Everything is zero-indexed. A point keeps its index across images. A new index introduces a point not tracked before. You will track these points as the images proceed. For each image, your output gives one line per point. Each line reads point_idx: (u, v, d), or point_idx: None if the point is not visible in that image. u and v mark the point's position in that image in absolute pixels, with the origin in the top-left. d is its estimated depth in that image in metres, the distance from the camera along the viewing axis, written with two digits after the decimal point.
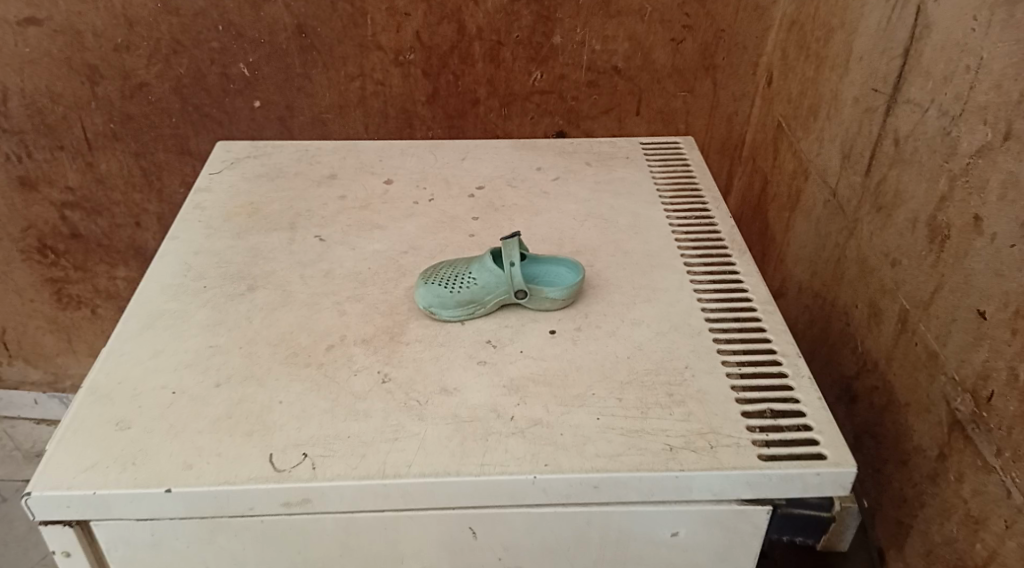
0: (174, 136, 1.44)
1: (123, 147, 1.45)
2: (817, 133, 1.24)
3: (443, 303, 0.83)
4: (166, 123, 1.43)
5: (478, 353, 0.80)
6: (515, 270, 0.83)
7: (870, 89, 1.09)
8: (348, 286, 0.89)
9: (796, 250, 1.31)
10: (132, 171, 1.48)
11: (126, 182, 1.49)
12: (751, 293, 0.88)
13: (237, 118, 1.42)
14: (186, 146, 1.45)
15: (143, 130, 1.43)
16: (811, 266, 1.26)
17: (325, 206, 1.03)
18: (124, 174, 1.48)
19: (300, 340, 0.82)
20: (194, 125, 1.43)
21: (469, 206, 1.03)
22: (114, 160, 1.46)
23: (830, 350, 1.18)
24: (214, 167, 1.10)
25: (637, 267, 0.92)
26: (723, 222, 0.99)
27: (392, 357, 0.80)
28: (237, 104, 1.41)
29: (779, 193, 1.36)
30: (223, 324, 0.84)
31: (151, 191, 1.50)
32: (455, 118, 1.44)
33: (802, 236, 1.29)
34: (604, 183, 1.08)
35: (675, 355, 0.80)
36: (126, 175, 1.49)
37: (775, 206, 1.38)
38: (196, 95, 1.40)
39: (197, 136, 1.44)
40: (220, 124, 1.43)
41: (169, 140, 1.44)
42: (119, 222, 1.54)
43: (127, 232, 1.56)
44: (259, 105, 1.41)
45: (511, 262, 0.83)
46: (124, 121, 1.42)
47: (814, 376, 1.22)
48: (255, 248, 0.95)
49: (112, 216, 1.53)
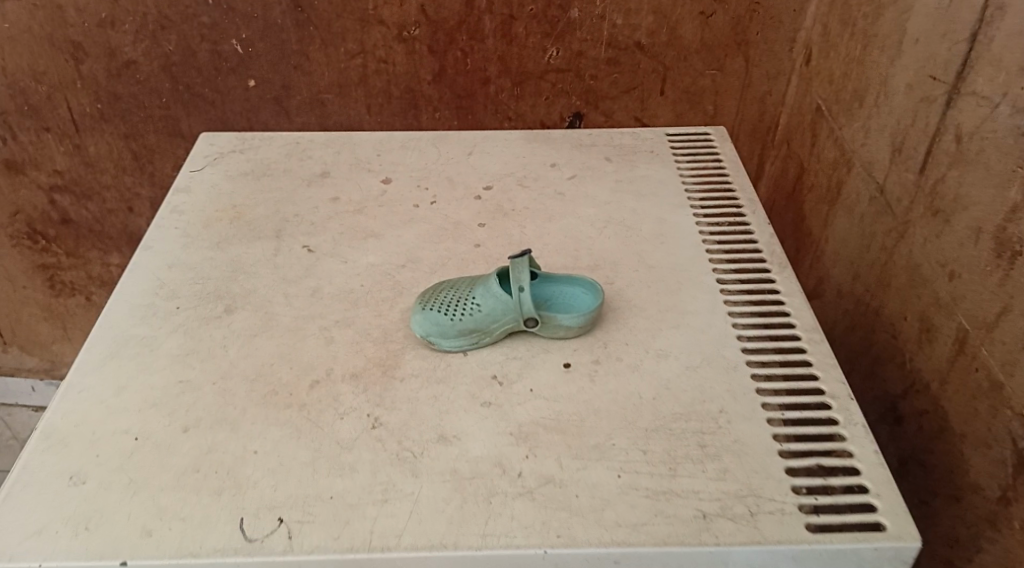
0: (165, 118, 1.33)
1: (111, 130, 1.35)
2: (863, 121, 1.11)
3: (443, 332, 0.73)
4: (155, 104, 1.32)
5: (481, 392, 0.70)
6: (524, 296, 0.73)
7: (927, 75, 0.97)
8: (337, 307, 0.79)
9: (834, 248, 1.19)
10: (122, 155, 1.38)
11: (117, 166, 1.39)
12: (794, 318, 0.78)
13: (231, 98, 1.31)
14: (177, 130, 1.35)
15: (131, 112, 1.33)
16: (852, 267, 1.15)
17: (316, 210, 0.93)
18: (114, 158, 1.38)
19: (282, 375, 0.72)
20: (186, 106, 1.32)
21: (475, 210, 0.93)
22: (102, 143, 1.36)
23: (873, 363, 1.07)
24: (195, 164, 1.00)
25: (664, 285, 0.82)
26: (760, 231, 0.88)
27: (383, 396, 0.70)
28: (231, 83, 1.30)
29: (817, 183, 1.24)
30: (196, 354, 0.75)
31: (142, 177, 1.40)
32: (464, 98, 1.32)
33: (842, 234, 1.17)
34: (626, 182, 0.97)
35: (708, 396, 0.70)
36: (116, 159, 1.38)
37: (812, 197, 1.26)
38: (187, 75, 1.29)
39: (188, 118, 1.33)
40: (213, 105, 1.32)
41: (159, 121, 1.34)
42: (110, 207, 1.45)
43: (119, 218, 1.46)
44: (253, 84, 1.30)
45: (520, 287, 0.73)
46: (111, 102, 1.32)
47: (853, 390, 1.11)
48: (235, 260, 0.85)
49: (102, 201, 1.44)
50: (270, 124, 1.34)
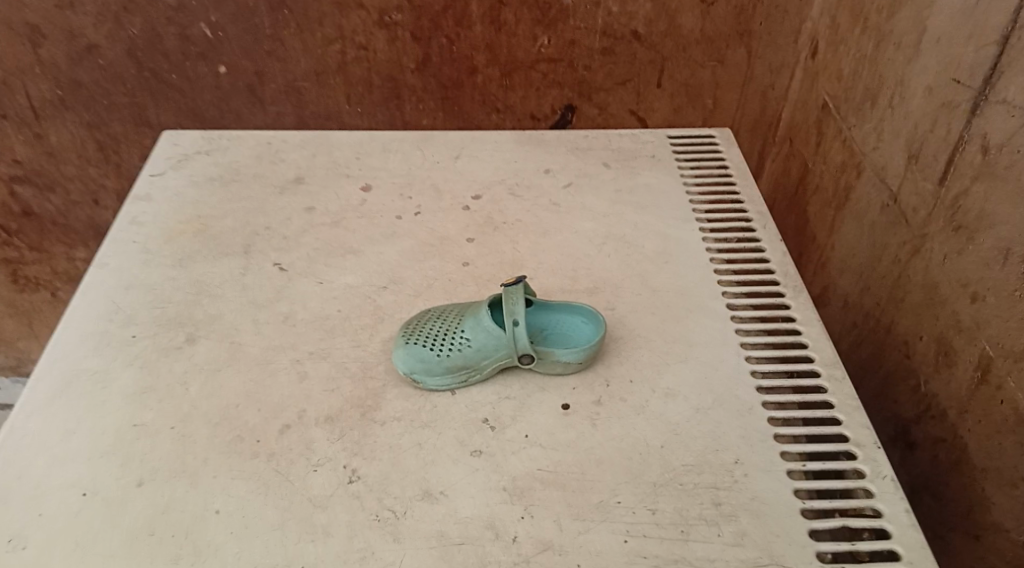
0: (131, 106, 1.21)
1: (72, 119, 1.22)
2: (875, 123, 1.02)
3: (429, 369, 0.66)
4: (117, 92, 1.20)
5: (470, 439, 0.63)
6: (519, 330, 0.66)
7: (950, 77, 0.89)
8: (311, 337, 0.72)
9: (839, 258, 1.11)
10: (87, 145, 1.25)
11: (81, 157, 1.27)
12: (812, 352, 0.71)
13: (200, 86, 1.18)
14: (143, 119, 1.23)
15: (93, 100, 1.20)
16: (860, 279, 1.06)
17: (289, 222, 0.85)
18: (78, 148, 1.26)
19: (248, 418, 0.65)
20: (153, 94, 1.20)
21: (463, 223, 0.85)
22: (62, 132, 1.24)
23: (883, 382, 1.01)
24: (156, 167, 0.92)
25: (669, 312, 0.75)
26: (772, 249, 0.81)
27: (362, 443, 0.63)
28: (200, 69, 1.17)
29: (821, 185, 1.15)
30: (153, 392, 0.67)
31: (107, 169, 1.27)
32: (450, 89, 1.20)
33: (851, 242, 1.08)
34: (626, 192, 0.90)
35: (721, 444, 0.64)
36: (80, 149, 1.26)
37: (817, 200, 1.16)
38: (153, 60, 1.16)
39: (156, 106, 1.21)
40: (182, 92, 1.19)
41: (125, 110, 1.21)
42: (74, 200, 1.32)
43: (84, 210, 1.34)
44: (225, 71, 1.17)
45: (514, 321, 0.66)
46: (71, 89, 1.19)
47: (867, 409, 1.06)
48: (199, 281, 0.77)
49: (65, 193, 1.32)
50: (243, 114, 1.22)
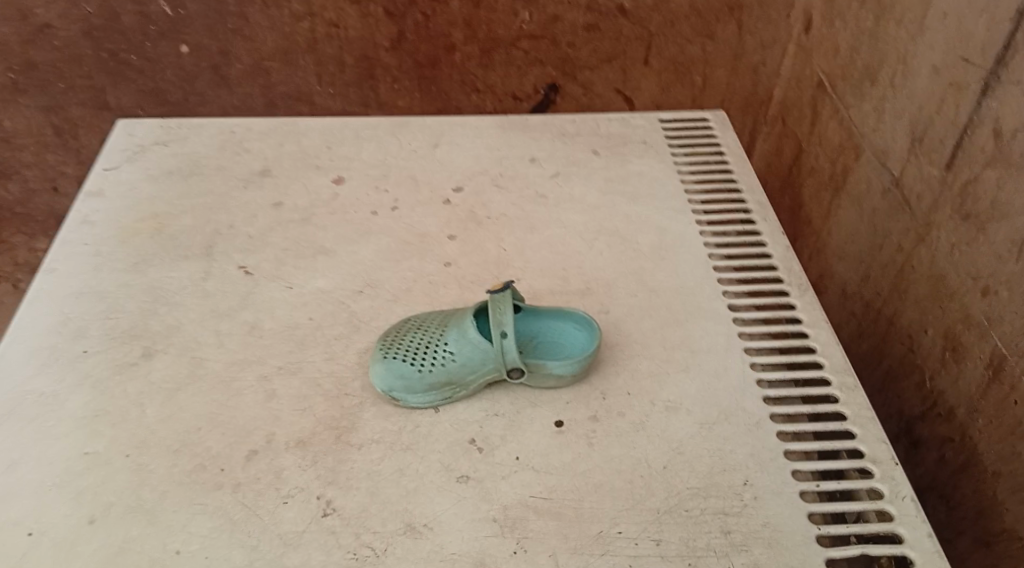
0: (90, 89, 1.08)
1: (27, 103, 1.10)
2: (876, 102, 0.89)
3: (410, 387, 0.61)
4: (74, 75, 1.07)
5: (457, 464, 0.58)
6: (508, 343, 0.60)
7: (959, 57, 0.77)
8: (280, 349, 0.66)
9: (835, 245, 0.99)
10: (43, 129, 1.12)
11: (38, 142, 1.14)
12: (822, 358, 0.66)
13: (162, 67, 1.05)
14: (101, 104, 1.09)
15: (49, 83, 1.08)
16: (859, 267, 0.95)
17: (254, 220, 0.78)
18: (34, 133, 1.13)
19: (211, 443, 0.59)
20: (112, 76, 1.07)
21: (444, 218, 0.79)
22: (20, 120, 1.11)
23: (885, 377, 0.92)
24: (110, 159, 0.85)
25: (668, 315, 0.69)
26: (775, 243, 0.76)
27: (337, 470, 0.58)
28: (162, 49, 1.04)
29: (815, 168, 1.02)
30: (106, 417, 0.61)
31: (67, 156, 1.15)
32: (426, 68, 1.07)
33: (848, 230, 0.97)
34: (617, 182, 0.84)
35: (728, 463, 0.59)
36: (36, 134, 1.13)
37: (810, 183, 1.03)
38: (111, 40, 1.03)
39: (116, 89, 1.08)
40: (142, 74, 1.06)
41: (83, 93, 1.08)
42: (33, 187, 1.19)
43: (43, 198, 1.20)
44: (187, 51, 1.04)
45: (502, 332, 0.60)
46: (26, 72, 1.07)
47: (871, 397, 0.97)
48: (156, 287, 0.71)
49: (23, 180, 1.18)
50: (207, 95, 1.08)
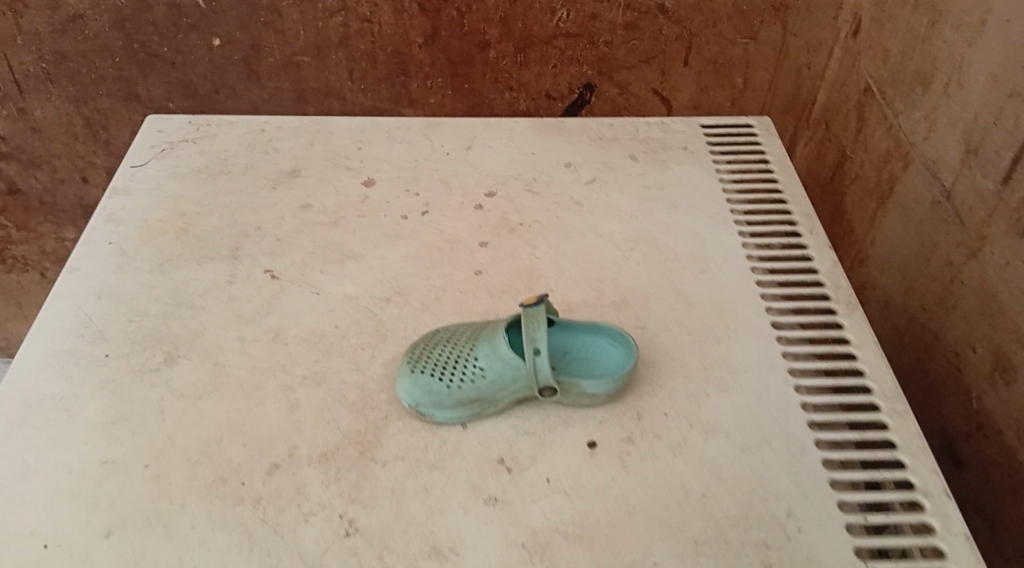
0: (120, 80, 1.05)
1: (57, 92, 1.06)
2: (927, 110, 0.83)
3: (437, 403, 0.59)
4: (106, 64, 1.03)
5: (484, 484, 0.56)
6: (541, 360, 0.58)
7: (1017, 63, 0.70)
8: (304, 358, 0.64)
9: (876, 256, 0.92)
10: (73, 120, 1.09)
11: (68, 133, 1.10)
12: (870, 381, 0.63)
13: (193, 59, 1.03)
14: (132, 96, 1.06)
15: (81, 72, 1.04)
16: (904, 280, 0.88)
17: (281, 222, 0.76)
18: (64, 125, 1.09)
19: (231, 455, 0.58)
20: (143, 68, 1.04)
21: (475, 224, 0.77)
22: (48, 107, 1.07)
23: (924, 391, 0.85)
24: (137, 157, 0.84)
25: (707, 331, 0.67)
26: (821, 258, 0.73)
27: (360, 487, 0.55)
28: (192, 41, 1.01)
29: (859, 174, 0.94)
30: (126, 424, 0.60)
31: (97, 147, 1.12)
32: (459, 65, 1.03)
33: (891, 240, 0.89)
34: (655, 188, 0.81)
35: (771, 492, 0.56)
36: (66, 126, 1.10)
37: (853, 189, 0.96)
38: (142, 31, 1.00)
39: (147, 81, 1.05)
40: (174, 66, 1.03)
41: (114, 84, 1.05)
42: (61, 177, 1.15)
43: (72, 189, 1.17)
44: (219, 44, 1.01)
45: (534, 349, 0.58)
46: (57, 61, 1.03)
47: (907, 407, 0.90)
48: (180, 289, 0.70)
49: (52, 170, 1.15)
50: (238, 89, 1.05)
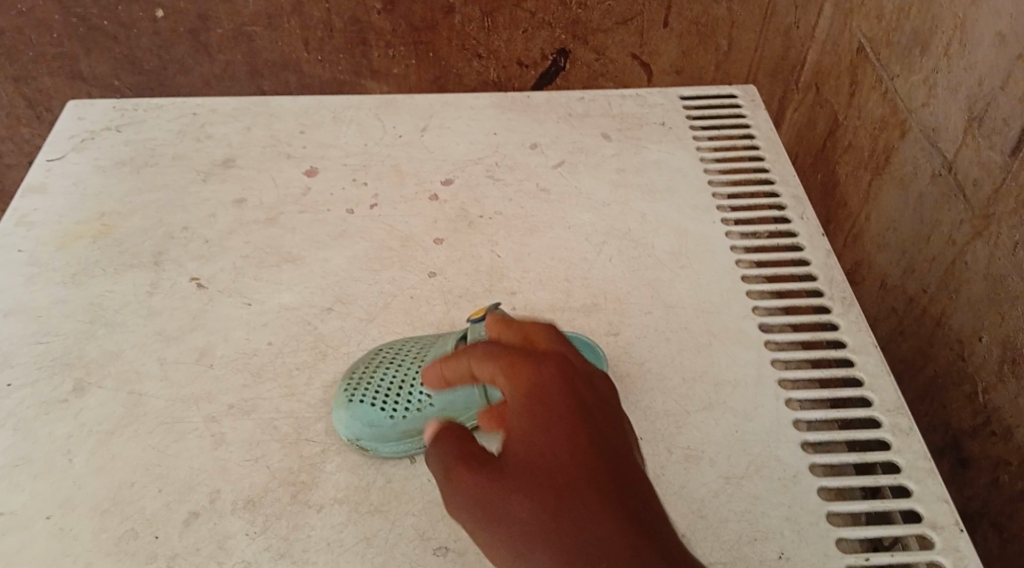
0: (60, 58, 0.89)
1: None
2: (926, 72, 0.68)
3: (381, 435, 0.52)
4: (43, 41, 0.88)
5: (435, 530, 0.49)
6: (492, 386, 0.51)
7: None
8: (233, 382, 0.56)
9: (861, 236, 0.78)
10: (12, 102, 0.93)
11: (8, 116, 0.95)
12: (870, 392, 0.56)
13: (137, 33, 0.87)
14: (76, 75, 0.91)
15: (16, 49, 0.88)
16: (892, 263, 0.73)
17: (212, 220, 0.68)
18: (1, 108, 0.94)
19: (146, 503, 0.50)
20: (84, 43, 0.88)
21: (430, 217, 0.69)
22: None
23: (920, 378, 0.71)
24: (55, 149, 0.75)
25: (690, 339, 0.60)
26: (814, 248, 0.65)
27: (291, 538, 0.49)
28: (134, 12, 0.86)
29: (843, 144, 0.80)
30: (29, 467, 0.52)
31: (42, 130, 0.96)
32: (423, 32, 0.89)
33: (879, 218, 0.75)
34: (631, 171, 0.73)
35: (758, 530, 0.50)
36: (5, 110, 0.94)
37: (837, 163, 0.81)
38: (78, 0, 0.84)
39: (90, 58, 0.89)
40: (117, 41, 0.88)
41: (55, 62, 0.89)
42: (7, 161, 1.00)
43: (20, 175, 1.01)
44: (164, 16, 0.86)
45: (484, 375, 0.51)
46: None
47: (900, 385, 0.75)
48: (95, 305, 0.62)
49: None
50: (187, 63, 0.90)
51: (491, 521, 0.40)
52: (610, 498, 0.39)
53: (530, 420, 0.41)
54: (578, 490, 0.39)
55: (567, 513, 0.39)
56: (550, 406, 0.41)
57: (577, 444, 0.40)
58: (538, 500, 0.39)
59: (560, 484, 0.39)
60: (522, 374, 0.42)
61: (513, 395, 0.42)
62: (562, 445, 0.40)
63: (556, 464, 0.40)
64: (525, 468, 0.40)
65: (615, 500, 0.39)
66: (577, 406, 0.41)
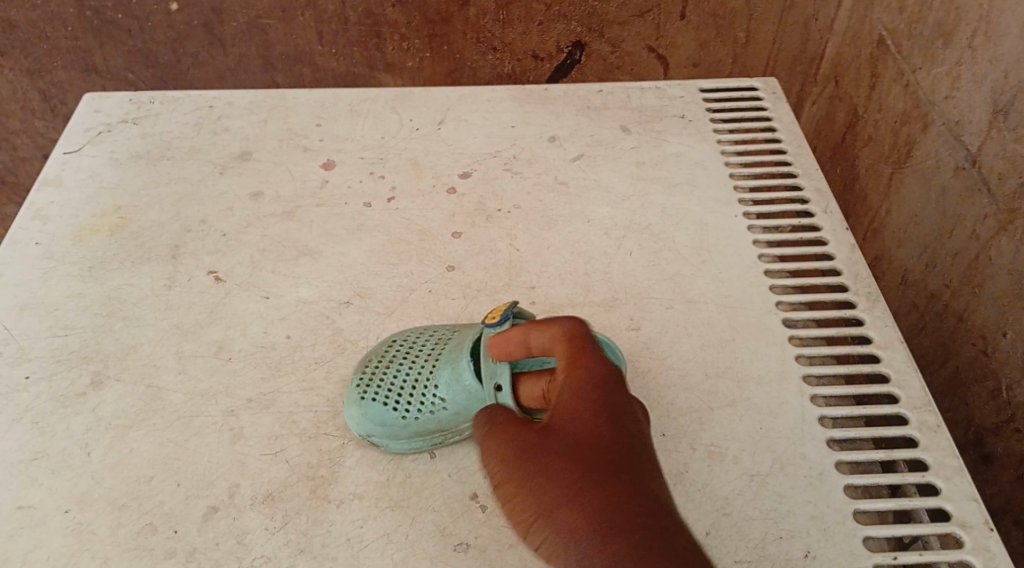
0: (74, 52, 0.89)
1: (8, 66, 0.90)
2: (950, 63, 0.66)
3: (392, 434, 0.52)
4: (56, 35, 0.87)
5: (456, 526, 0.49)
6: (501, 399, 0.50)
7: None
8: (251, 377, 0.56)
9: (882, 231, 0.77)
10: (27, 96, 0.93)
11: (23, 110, 0.94)
12: (896, 388, 0.56)
13: (150, 27, 0.87)
14: (90, 68, 0.90)
15: (30, 43, 0.88)
16: (915, 259, 0.72)
17: (228, 213, 0.68)
18: (15, 102, 0.94)
19: (165, 498, 0.50)
20: (98, 36, 0.87)
21: (448, 211, 0.68)
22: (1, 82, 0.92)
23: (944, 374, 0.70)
24: (71, 143, 0.74)
25: (712, 334, 0.59)
26: (836, 242, 0.64)
27: (310, 534, 0.48)
28: (147, 5, 0.85)
29: (864, 137, 0.79)
30: (48, 462, 0.52)
31: (57, 124, 0.96)
32: (437, 24, 0.87)
33: (901, 213, 0.73)
34: (650, 164, 0.72)
35: (784, 529, 0.49)
36: (19, 104, 0.94)
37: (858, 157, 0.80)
38: None
39: (104, 51, 0.89)
40: (130, 34, 0.87)
41: (69, 55, 0.89)
42: (22, 155, 1.00)
43: (35, 169, 1.01)
44: (177, 9, 0.85)
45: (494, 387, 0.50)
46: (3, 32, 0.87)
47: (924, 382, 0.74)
48: (112, 298, 0.61)
49: (10, 149, 0.99)
50: (201, 57, 0.89)
51: (530, 480, 0.41)
52: (638, 482, 0.40)
53: (579, 394, 0.44)
54: (610, 465, 0.40)
55: (594, 483, 0.39)
56: (600, 392, 0.44)
57: (624, 429, 0.42)
58: (580, 464, 0.40)
59: (602, 456, 0.41)
60: (581, 368, 0.45)
61: (569, 386, 0.45)
62: (601, 423, 0.42)
63: (594, 438, 0.41)
64: (572, 437, 0.42)
65: (643, 484, 0.40)
66: (623, 400, 0.44)
